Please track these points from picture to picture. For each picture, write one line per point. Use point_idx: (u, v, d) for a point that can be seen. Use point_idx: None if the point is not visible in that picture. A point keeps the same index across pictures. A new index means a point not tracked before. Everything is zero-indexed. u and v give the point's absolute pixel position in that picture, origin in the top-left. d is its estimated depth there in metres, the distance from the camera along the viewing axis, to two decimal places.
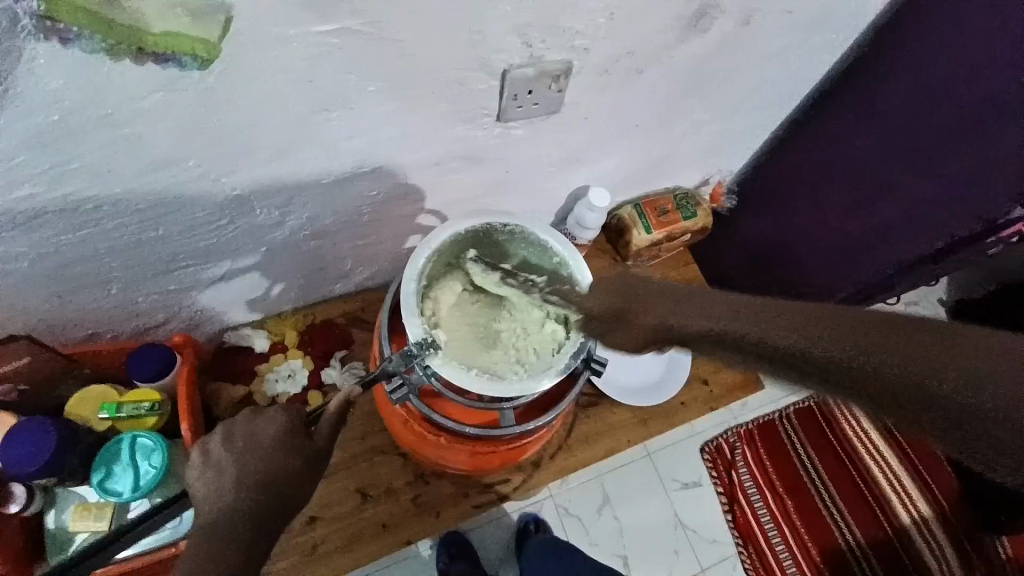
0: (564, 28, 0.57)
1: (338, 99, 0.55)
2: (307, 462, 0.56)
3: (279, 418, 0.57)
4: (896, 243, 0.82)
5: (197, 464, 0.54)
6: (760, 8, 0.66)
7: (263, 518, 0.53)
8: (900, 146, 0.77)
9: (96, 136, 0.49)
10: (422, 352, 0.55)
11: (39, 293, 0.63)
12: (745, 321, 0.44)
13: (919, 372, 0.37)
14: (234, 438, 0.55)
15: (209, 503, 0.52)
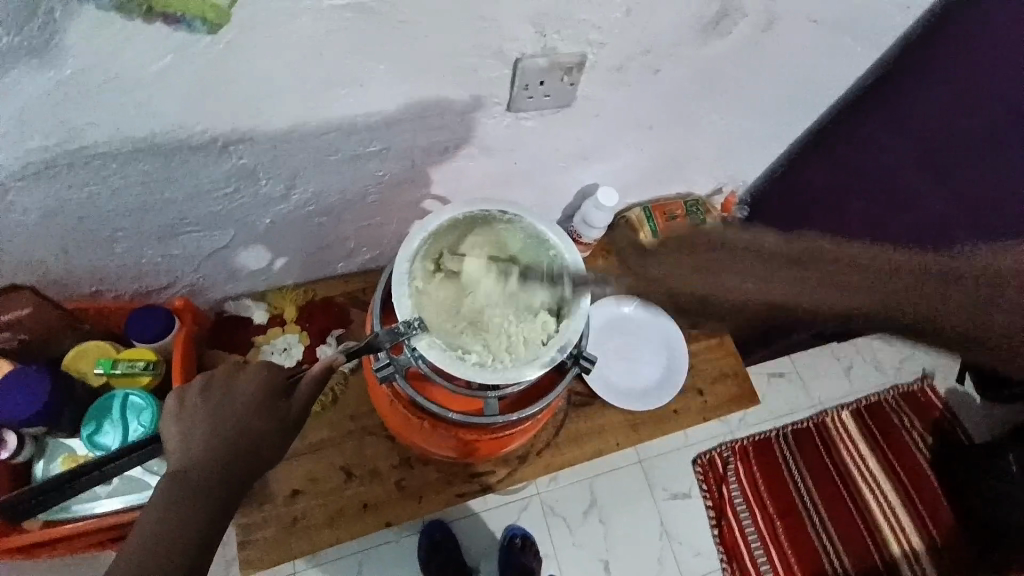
0: (579, 20, 0.57)
1: (349, 76, 0.55)
2: (283, 427, 0.55)
3: (257, 375, 0.56)
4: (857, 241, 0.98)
5: (173, 410, 0.52)
6: (783, 14, 0.65)
7: (239, 469, 0.51)
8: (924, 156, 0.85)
9: (108, 94, 0.49)
10: (408, 332, 0.55)
11: (46, 246, 0.65)
12: None
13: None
14: (210, 389, 0.54)
15: (183, 452, 0.50)
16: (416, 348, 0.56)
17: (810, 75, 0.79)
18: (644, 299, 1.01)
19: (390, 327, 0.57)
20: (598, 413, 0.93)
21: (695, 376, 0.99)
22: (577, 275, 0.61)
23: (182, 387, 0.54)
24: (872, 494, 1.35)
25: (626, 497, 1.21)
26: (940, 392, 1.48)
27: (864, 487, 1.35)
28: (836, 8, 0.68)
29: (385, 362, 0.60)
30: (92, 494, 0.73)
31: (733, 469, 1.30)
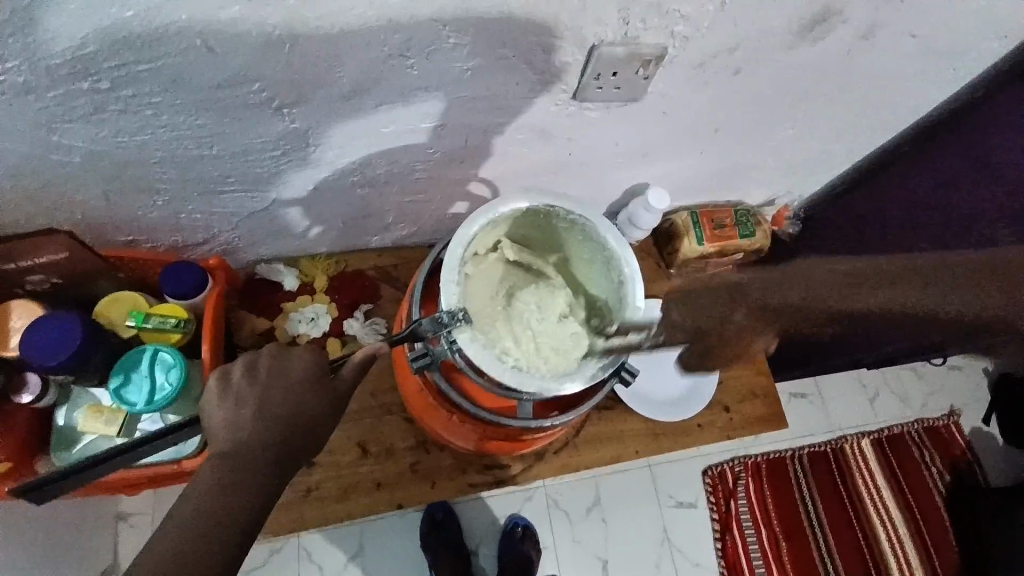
0: (669, 10, 0.53)
1: (418, 46, 0.52)
2: (332, 411, 0.54)
3: (307, 355, 0.55)
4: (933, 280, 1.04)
5: (216, 391, 0.51)
6: (886, 23, 0.61)
7: (286, 457, 0.50)
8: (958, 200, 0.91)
9: (170, 41, 0.46)
10: (451, 324, 0.53)
11: (88, 189, 0.63)
12: None
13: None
14: (257, 368, 0.53)
15: (228, 433, 0.48)
16: (457, 341, 0.53)
17: (898, 90, 0.73)
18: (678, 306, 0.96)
19: (435, 316, 0.54)
20: (621, 419, 0.91)
21: (722, 391, 0.96)
22: (634, 292, 0.57)
23: (224, 367, 0.53)
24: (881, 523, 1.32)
25: (632, 500, 1.20)
26: (964, 431, 1.44)
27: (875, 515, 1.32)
28: (943, 24, 0.63)
29: (422, 351, 0.58)
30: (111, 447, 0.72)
31: (744, 484, 1.28)
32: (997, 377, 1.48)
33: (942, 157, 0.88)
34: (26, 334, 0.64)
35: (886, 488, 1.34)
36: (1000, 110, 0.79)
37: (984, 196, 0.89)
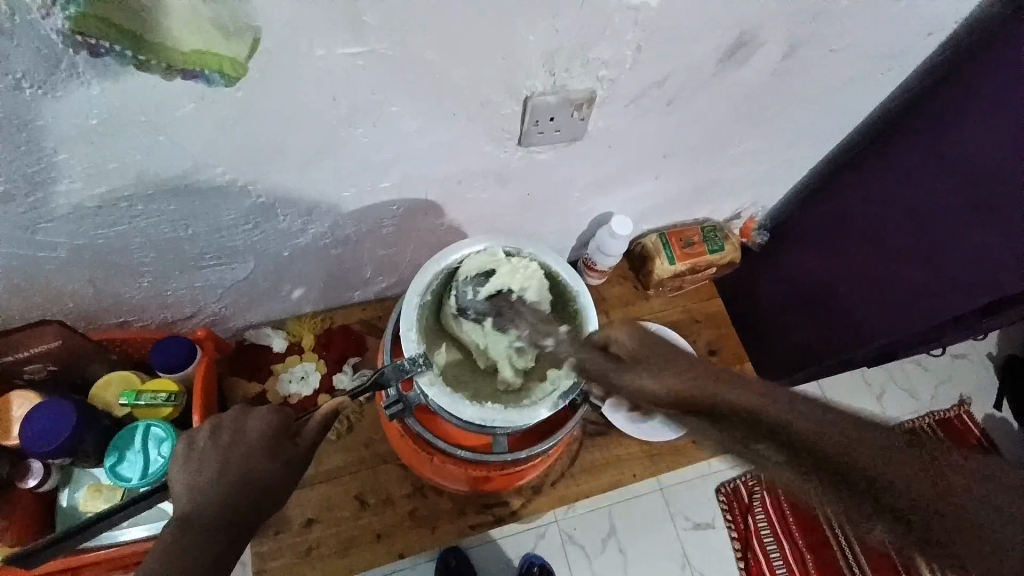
0: (590, 58, 0.57)
1: (364, 116, 0.56)
2: (293, 465, 0.56)
3: (270, 413, 0.57)
4: (955, 297, 0.76)
5: (181, 455, 0.53)
6: (801, 43, 0.65)
7: (244, 512, 0.51)
8: (970, 199, 0.72)
9: (135, 138, 0.51)
10: (413, 369, 0.56)
11: (75, 278, 0.67)
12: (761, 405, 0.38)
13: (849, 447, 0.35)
14: (220, 431, 0.55)
15: (189, 494, 0.50)
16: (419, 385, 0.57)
17: (833, 99, 0.77)
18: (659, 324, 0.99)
19: (397, 364, 0.57)
20: (614, 444, 0.91)
21: (712, 405, 0.97)
22: (589, 321, 0.60)
23: (190, 431, 0.55)
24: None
25: (646, 528, 1.17)
26: (977, 420, 1.42)
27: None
28: (857, 38, 0.67)
29: (395, 400, 0.60)
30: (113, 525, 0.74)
31: (759, 497, 1.26)
32: (1002, 362, 1.47)
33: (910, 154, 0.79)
34: (24, 422, 0.68)
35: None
36: (969, 100, 0.71)
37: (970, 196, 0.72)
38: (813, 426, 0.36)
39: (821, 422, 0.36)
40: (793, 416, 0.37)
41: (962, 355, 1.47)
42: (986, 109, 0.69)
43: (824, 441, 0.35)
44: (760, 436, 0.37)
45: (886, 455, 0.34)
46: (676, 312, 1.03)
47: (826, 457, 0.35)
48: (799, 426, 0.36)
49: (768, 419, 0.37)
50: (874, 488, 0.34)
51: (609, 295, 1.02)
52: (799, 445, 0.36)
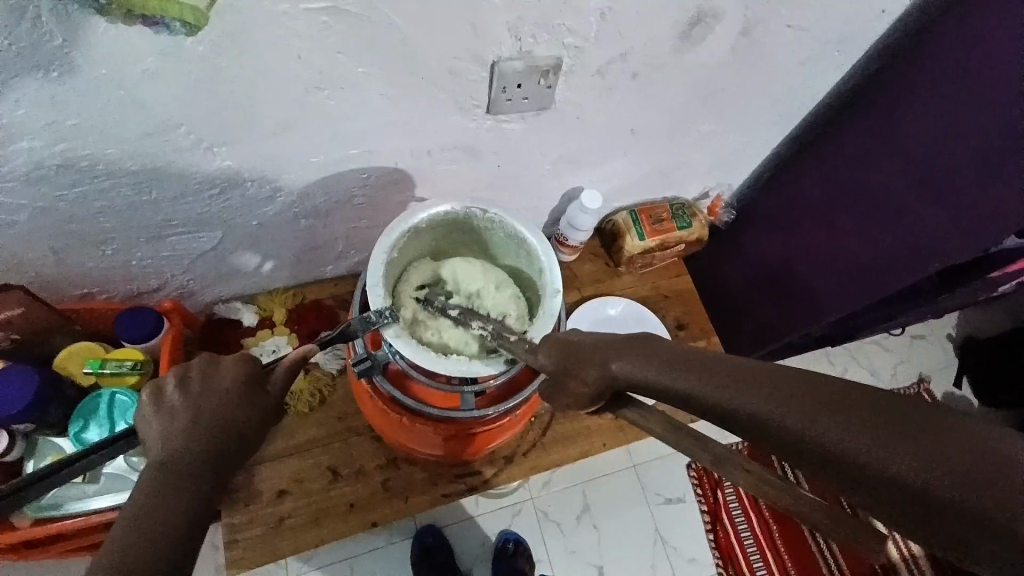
0: (555, 25, 0.59)
1: (331, 78, 0.57)
2: (267, 413, 0.57)
3: (238, 367, 0.57)
4: (906, 275, 0.79)
5: (150, 406, 0.53)
6: (758, 17, 0.67)
7: (222, 459, 0.53)
8: (917, 172, 0.75)
9: (97, 94, 0.51)
10: (380, 321, 0.57)
11: (36, 243, 0.65)
12: (721, 384, 0.39)
13: (841, 423, 0.33)
14: (189, 381, 0.55)
15: (163, 444, 0.51)
16: (386, 338, 0.57)
17: (794, 77, 0.79)
18: (630, 301, 1.02)
19: (363, 316, 0.58)
20: (585, 415, 0.93)
21: None
22: (552, 279, 0.62)
23: (157, 380, 0.54)
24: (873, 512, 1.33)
25: (619, 504, 1.19)
26: (937, 398, 1.49)
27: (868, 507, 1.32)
28: (813, 15, 0.69)
29: (363, 357, 0.62)
30: (80, 492, 0.77)
31: None
32: (960, 343, 1.54)
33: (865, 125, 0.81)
34: None
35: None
36: (921, 67, 0.73)
37: (922, 170, 0.74)
38: (794, 397, 0.35)
39: (808, 393, 0.35)
40: (780, 393, 0.36)
41: (922, 336, 1.53)
42: (935, 86, 0.72)
43: (815, 416, 0.34)
44: (734, 409, 0.37)
45: (886, 429, 0.32)
46: (644, 289, 1.05)
47: (809, 434, 0.34)
48: (770, 391, 0.36)
49: (744, 395, 0.37)
50: (870, 461, 0.32)
51: (580, 272, 1.04)
52: (781, 418, 0.35)
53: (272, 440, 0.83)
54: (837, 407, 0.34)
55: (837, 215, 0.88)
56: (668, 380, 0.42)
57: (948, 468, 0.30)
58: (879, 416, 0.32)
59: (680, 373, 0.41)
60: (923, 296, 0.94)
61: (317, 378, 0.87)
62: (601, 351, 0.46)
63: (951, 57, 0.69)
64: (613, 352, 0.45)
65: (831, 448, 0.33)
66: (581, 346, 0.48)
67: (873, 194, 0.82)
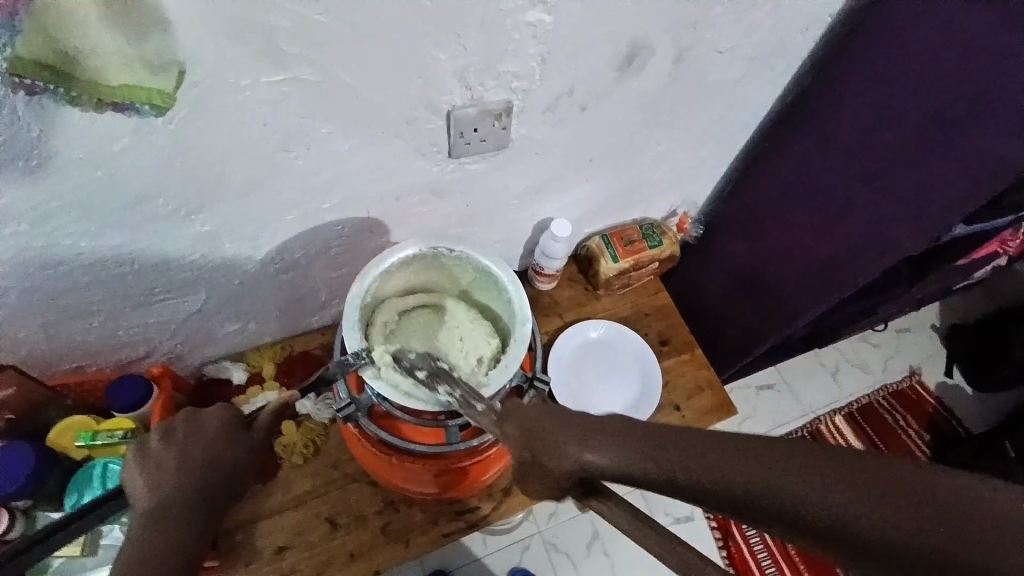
0: (501, 72, 0.63)
1: (297, 139, 0.61)
2: (251, 452, 0.65)
3: (219, 413, 0.65)
4: (865, 264, 0.85)
5: (134, 460, 0.58)
6: (689, 47, 0.72)
7: (206, 495, 0.59)
8: (856, 170, 0.80)
9: (76, 176, 0.54)
10: (357, 362, 0.59)
11: (23, 320, 0.68)
12: (642, 453, 0.44)
13: (774, 475, 0.37)
14: (172, 434, 0.61)
15: (151, 493, 0.56)
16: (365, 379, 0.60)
17: (736, 96, 0.84)
18: (611, 321, 1.04)
19: (342, 360, 0.61)
20: None
21: (671, 392, 1.01)
22: (522, 307, 0.65)
23: (140, 439, 0.60)
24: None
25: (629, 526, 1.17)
26: (930, 388, 1.50)
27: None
28: (742, 39, 0.74)
29: (347, 402, 0.65)
30: (80, 565, 0.77)
31: None
32: (946, 331, 1.56)
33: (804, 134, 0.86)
34: None
35: (855, 438, 1.41)
36: (849, 72, 0.78)
37: (865, 165, 0.79)
38: (719, 452, 0.41)
39: (777, 460, 0.38)
40: (719, 458, 0.40)
41: (907, 328, 1.56)
42: (859, 92, 0.77)
43: (756, 470, 0.38)
44: (653, 470, 0.43)
45: (875, 488, 0.34)
46: (625, 308, 1.07)
47: (822, 498, 0.35)
48: (701, 453, 0.41)
49: (688, 456, 0.42)
50: (840, 519, 0.34)
51: (561, 298, 1.07)
52: (769, 485, 0.37)
53: (269, 495, 0.84)
54: (768, 461, 0.38)
55: (793, 219, 0.92)
56: (638, 467, 0.44)
57: (864, 506, 0.34)
58: (812, 463, 0.37)
59: (693, 456, 0.41)
60: (892, 287, 0.97)
61: (309, 428, 0.87)
62: (563, 427, 0.48)
63: (870, 64, 0.75)
64: (563, 429, 0.48)
65: (762, 502, 0.37)
66: (602, 436, 0.46)
67: (821, 197, 0.86)
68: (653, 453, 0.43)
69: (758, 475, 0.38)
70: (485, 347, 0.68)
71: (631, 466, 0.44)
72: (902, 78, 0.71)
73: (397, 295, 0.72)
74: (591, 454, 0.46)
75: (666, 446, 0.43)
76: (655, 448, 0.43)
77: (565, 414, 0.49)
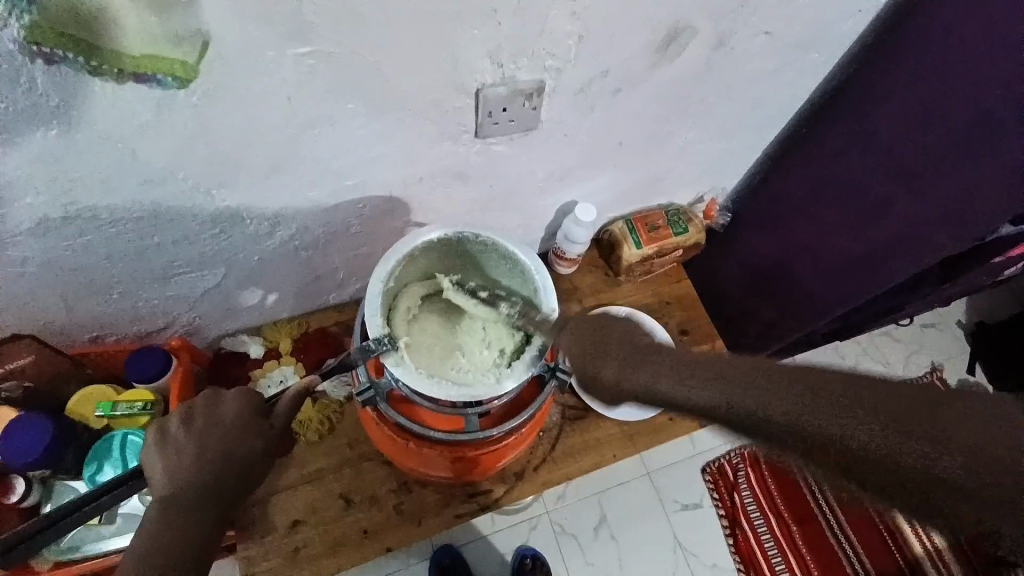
0: (535, 51, 0.60)
1: (320, 116, 0.58)
2: (267, 447, 0.64)
3: (238, 399, 0.65)
4: (897, 266, 0.81)
5: (155, 444, 0.59)
6: (734, 29, 0.67)
7: (221, 488, 0.60)
8: (896, 166, 0.76)
9: (96, 148, 0.52)
10: (379, 348, 0.59)
11: (46, 291, 0.68)
12: (715, 388, 0.49)
13: (841, 415, 0.45)
14: (192, 419, 0.62)
15: (168, 478, 0.57)
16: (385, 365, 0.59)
17: (779, 82, 0.80)
18: (632, 309, 1.02)
19: (362, 345, 0.60)
20: (593, 427, 0.93)
21: None
22: (547, 298, 0.63)
23: (161, 421, 0.61)
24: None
25: (636, 510, 1.17)
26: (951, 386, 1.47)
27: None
28: (792, 21, 0.69)
29: (366, 386, 0.64)
30: (97, 534, 0.79)
31: (744, 474, 1.28)
32: (971, 329, 1.52)
33: (844, 126, 0.81)
34: (5, 438, 0.73)
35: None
36: (897, 62, 0.73)
37: (904, 163, 0.75)
38: (788, 388, 0.48)
39: (863, 408, 0.45)
40: (808, 398, 0.47)
41: (931, 325, 1.52)
42: (904, 85, 0.72)
43: (827, 411, 0.46)
44: (720, 405, 0.49)
45: (939, 429, 0.44)
46: (646, 296, 1.05)
47: (885, 439, 0.44)
48: (780, 394, 0.47)
49: (758, 399, 0.48)
50: (900, 457, 0.43)
51: (581, 284, 1.05)
52: (833, 425, 0.45)
53: (283, 471, 0.84)
54: (857, 423, 0.45)
55: (824, 214, 0.89)
56: (706, 396, 0.49)
57: (917, 444, 0.43)
58: (923, 421, 0.44)
59: (764, 396, 0.48)
60: (924, 286, 0.94)
61: (325, 405, 0.87)
62: (630, 352, 0.54)
63: (919, 56, 0.70)
64: (626, 350, 0.54)
65: (836, 440, 0.45)
66: (663, 366, 0.52)
67: (855, 192, 0.83)
68: (749, 396, 0.48)
69: (870, 421, 0.44)
70: (507, 336, 0.68)
71: (687, 393, 0.50)
72: (955, 72, 0.67)
73: (419, 282, 0.71)
74: (649, 380, 0.51)
75: (795, 407, 0.47)
76: (753, 390, 0.48)
77: (636, 353, 0.53)
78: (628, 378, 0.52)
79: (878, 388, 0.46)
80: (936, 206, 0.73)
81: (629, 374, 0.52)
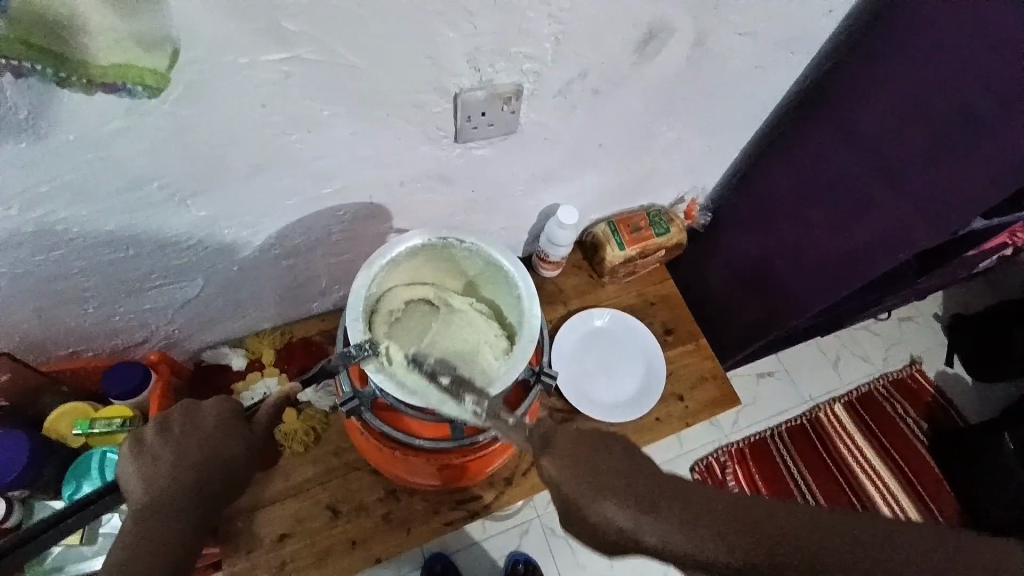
0: (512, 53, 0.60)
1: (297, 122, 0.58)
2: (249, 450, 0.64)
3: (217, 408, 0.64)
4: (879, 260, 0.83)
5: (130, 454, 0.58)
6: (708, 29, 0.68)
7: (203, 495, 0.59)
8: (876, 163, 0.78)
9: (67, 159, 0.51)
10: (360, 355, 0.58)
11: (18, 306, 0.66)
12: (685, 532, 0.49)
13: (812, 548, 0.46)
14: (170, 427, 0.60)
15: (148, 489, 0.56)
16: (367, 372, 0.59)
17: (754, 83, 0.81)
18: (616, 310, 1.03)
19: (344, 351, 0.59)
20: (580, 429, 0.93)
21: (674, 382, 1.00)
22: (532, 302, 0.64)
23: (136, 431, 0.60)
24: (850, 451, 1.39)
25: None
26: (930, 377, 1.50)
27: (844, 447, 1.39)
28: (765, 22, 0.71)
29: (350, 396, 0.64)
30: (79, 554, 0.77)
31: (731, 471, 1.32)
32: (947, 320, 1.55)
33: (822, 125, 0.83)
34: None
35: (856, 430, 1.41)
36: (877, 61, 0.74)
37: (885, 160, 0.76)
38: (753, 521, 0.48)
39: (828, 539, 0.47)
40: (776, 536, 0.47)
41: (909, 317, 1.55)
42: (885, 82, 0.73)
43: (800, 548, 0.46)
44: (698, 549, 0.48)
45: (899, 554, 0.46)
46: (630, 297, 1.05)
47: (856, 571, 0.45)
48: (746, 533, 0.48)
49: (733, 537, 0.48)
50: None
51: (565, 286, 1.05)
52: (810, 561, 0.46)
53: (269, 484, 0.83)
54: (828, 554, 0.46)
55: (805, 212, 0.90)
56: (679, 543, 0.48)
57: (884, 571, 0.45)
58: (896, 542, 0.46)
59: (737, 536, 0.47)
60: (901, 279, 0.96)
61: (310, 415, 0.86)
62: (599, 483, 0.52)
63: (901, 53, 0.71)
64: (595, 484, 0.52)
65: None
66: (632, 501, 0.51)
67: (836, 189, 0.84)
68: (735, 536, 0.48)
69: (836, 554, 0.46)
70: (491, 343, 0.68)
71: (660, 536, 0.49)
72: (934, 70, 0.68)
73: (404, 285, 0.70)
74: (623, 518, 0.50)
75: (765, 546, 0.47)
76: (753, 539, 0.47)
77: (596, 475, 0.52)
78: (603, 512, 0.50)
79: (834, 520, 0.48)
80: (919, 201, 0.74)
81: (604, 506, 0.50)
